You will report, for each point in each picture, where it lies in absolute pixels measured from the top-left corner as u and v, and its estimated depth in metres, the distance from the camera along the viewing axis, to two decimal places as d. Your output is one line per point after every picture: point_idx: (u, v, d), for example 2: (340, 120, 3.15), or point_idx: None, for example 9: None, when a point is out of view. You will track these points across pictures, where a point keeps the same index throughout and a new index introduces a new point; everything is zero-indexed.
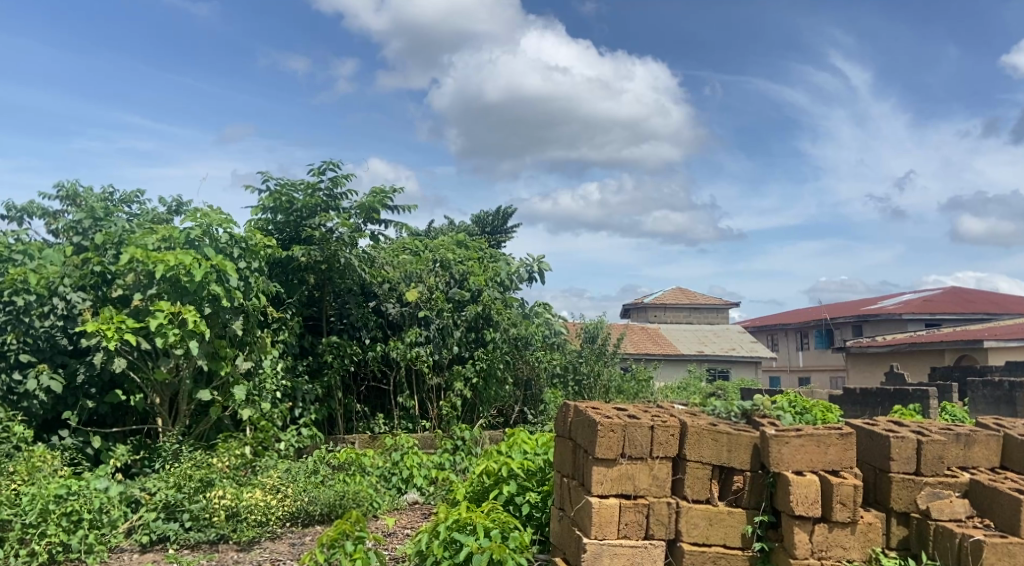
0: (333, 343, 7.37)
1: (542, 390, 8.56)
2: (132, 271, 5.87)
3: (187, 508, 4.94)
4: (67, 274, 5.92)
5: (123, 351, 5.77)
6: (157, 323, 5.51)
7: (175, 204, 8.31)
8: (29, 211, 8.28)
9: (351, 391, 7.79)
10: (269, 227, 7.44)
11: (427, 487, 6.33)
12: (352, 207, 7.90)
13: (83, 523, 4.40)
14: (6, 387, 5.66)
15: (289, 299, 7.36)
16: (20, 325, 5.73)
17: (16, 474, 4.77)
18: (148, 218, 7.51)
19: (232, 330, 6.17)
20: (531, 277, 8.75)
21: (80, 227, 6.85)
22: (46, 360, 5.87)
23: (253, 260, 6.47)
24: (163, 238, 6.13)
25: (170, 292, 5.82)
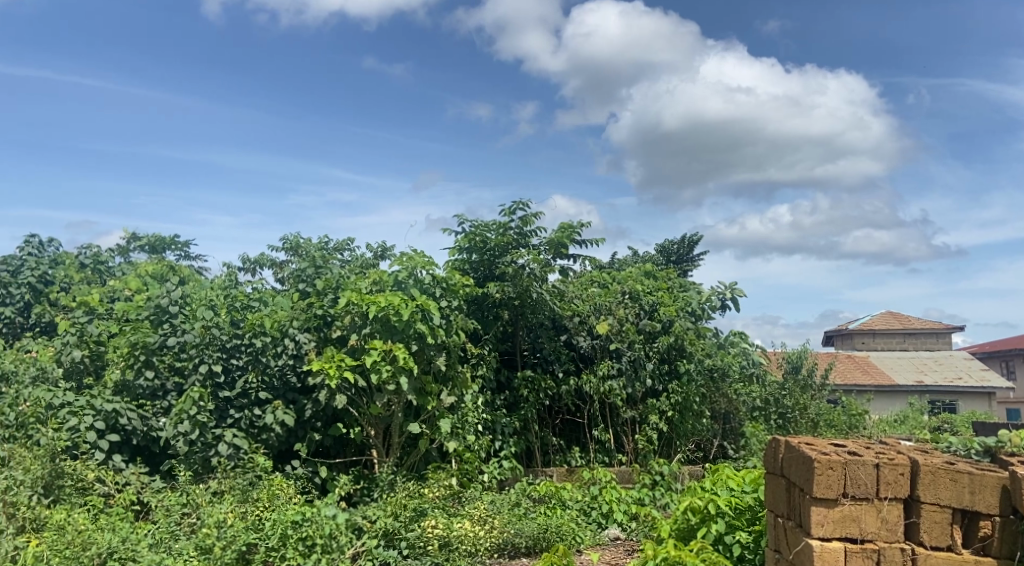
0: (528, 378, 7.56)
1: (742, 424, 8.22)
2: (348, 313, 6.40)
3: (403, 536, 5.21)
4: (295, 317, 6.56)
5: (343, 389, 6.31)
6: (372, 360, 5.98)
7: (380, 249, 9.01)
8: (260, 262, 9.33)
9: (547, 424, 7.88)
10: (465, 267, 7.82)
11: (628, 522, 6.24)
12: (540, 244, 8.11)
13: (316, 548, 4.76)
14: (248, 421, 6.33)
15: (486, 334, 7.63)
16: (259, 364, 6.43)
17: (258, 501, 5.30)
18: (358, 264, 8.18)
19: (436, 366, 6.53)
20: (724, 305, 8.47)
21: (304, 274, 7.59)
22: (279, 396, 6.53)
23: (453, 299, 6.82)
24: (374, 281, 6.66)
25: (381, 332, 6.24)
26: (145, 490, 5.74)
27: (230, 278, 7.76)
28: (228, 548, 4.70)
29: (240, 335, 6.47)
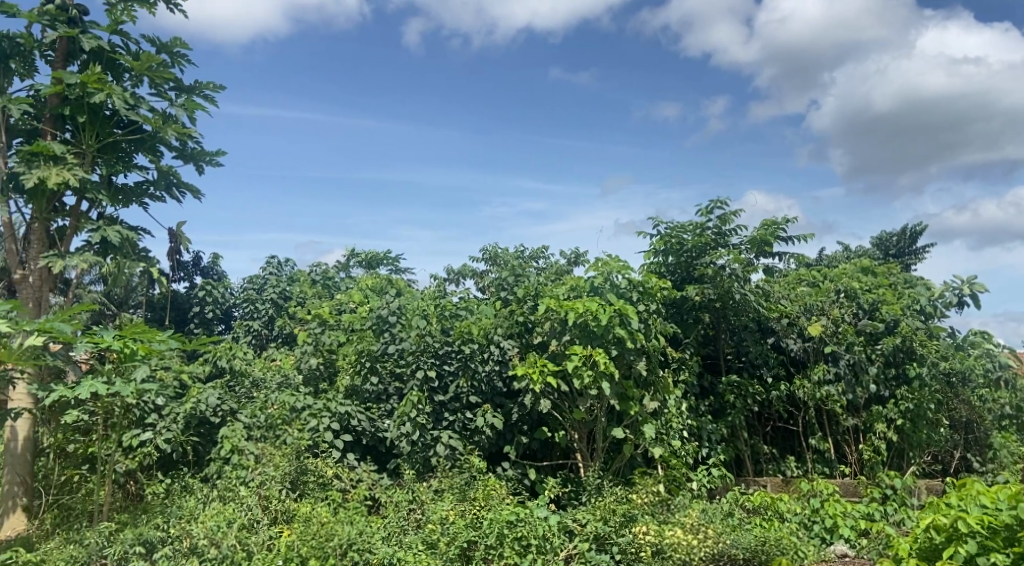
0: (734, 383, 7.25)
1: (989, 434, 7.35)
2: (547, 319, 6.51)
3: (615, 541, 5.20)
4: (500, 324, 6.87)
5: (546, 393, 6.43)
6: (573, 366, 6.05)
7: (575, 255, 9.12)
8: (463, 273, 9.80)
9: (757, 431, 7.53)
10: (662, 270, 7.67)
11: (857, 539, 5.78)
12: (741, 243, 7.76)
13: (531, 549, 4.95)
14: (462, 423, 6.65)
15: (687, 338, 7.43)
16: (469, 370, 6.72)
17: (476, 500, 5.52)
18: (554, 271, 8.33)
19: (637, 370, 6.44)
20: (961, 301, 7.60)
21: (505, 283, 7.84)
22: (488, 400, 6.80)
23: (651, 303, 6.70)
24: (572, 288, 6.76)
25: (580, 337, 6.29)
26: (375, 487, 6.20)
27: (438, 288, 8.21)
28: (451, 544, 4.95)
29: (450, 342, 6.80)
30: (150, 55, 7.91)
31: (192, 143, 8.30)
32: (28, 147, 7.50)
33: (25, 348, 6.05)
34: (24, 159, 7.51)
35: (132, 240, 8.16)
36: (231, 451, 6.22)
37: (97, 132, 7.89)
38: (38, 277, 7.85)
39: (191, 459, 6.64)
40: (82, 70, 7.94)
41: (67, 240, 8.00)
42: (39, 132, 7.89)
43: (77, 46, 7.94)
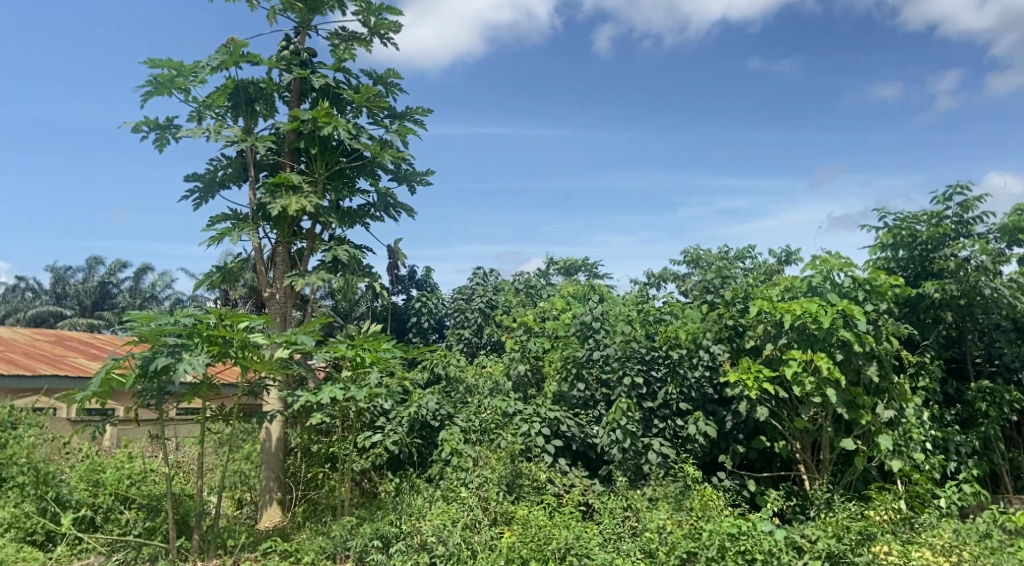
0: (985, 389, 6.45)
1: None
2: (761, 323, 6.22)
3: (852, 560, 4.74)
4: (708, 329, 6.59)
5: (764, 400, 6.15)
6: (793, 372, 5.67)
7: (785, 254, 8.64)
8: (664, 277, 9.63)
9: (1015, 445, 6.77)
10: (891, 265, 7.02)
11: None
12: (989, 232, 6.89)
13: (757, 564, 4.73)
14: (673, 431, 6.51)
15: (925, 340, 6.70)
16: (677, 376, 6.56)
17: (693, 510, 5.39)
18: (763, 272, 7.93)
19: (867, 376, 5.95)
20: None
21: (711, 286, 7.51)
22: (699, 407, 6.64)
23: (881, 303, 6.14)
24: (787, 288, 6.42)
25: (800, 341, 5.89)
26: (589, 492, 6.24)
27: (642, 293, 8.13)
28: (672, 554, 4.87)
29: (657, 347, 6.69)
30: (368, 87, 8.62)
31: (407, 166, 8.91)
32: (272, 179, 8.47)
33: (276, 358, 6.81)
34: (269, 190, 8.48)
35: (358, 258, 8.92)
36: (451, 453, 6.58)
37: (326, 162, 8.72)
38: (283, 294, 8.81)
39: (416, 461, 7.08)
40: (312, 106, 8.83)
41: (305, 261, 8.92)
42: (279, 165, 8.88)
43: (307, 86, 8.84)
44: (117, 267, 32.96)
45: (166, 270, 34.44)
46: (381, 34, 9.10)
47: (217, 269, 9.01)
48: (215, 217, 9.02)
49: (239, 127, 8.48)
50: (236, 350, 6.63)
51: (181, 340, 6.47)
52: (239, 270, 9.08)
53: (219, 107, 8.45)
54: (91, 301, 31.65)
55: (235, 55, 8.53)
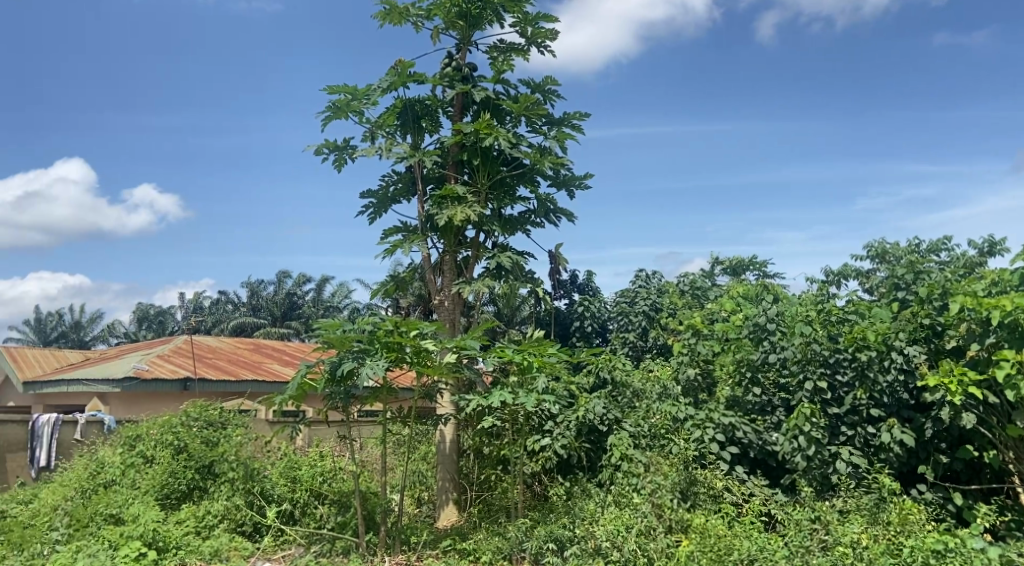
0: None
1: None
2: (963, 320, 5.67)
3: None
4: (901, 329, 6.11)
5: (969, 405, 5.63)
6: (1004, 374, 5.11)
7: (988, 245, 7.80)
8: (845, 274, 9.01)
9: None
10: None
11: None
12: None
13: None
14: (863, 439, 6.07)
15: None
16: (866, 381, 6.08)
17: (890, 524, 4.99)
18: (961, 265, 7.20)
19: None
20: None
21: (901, 282, 6.91)
22: (893, 414, 6.12)
23: None
24: (992, 281, 5.79)
25: (1011, 340, 5.29)
26: (770, 503, 5.97)
27: (821, 292, 7.65)
28: None
29: (842, 349, 6.28)
30: (527, 96, 8.77)
31: (567, 171, 8.98)
32: (439, 192, 8.83)
33: (446, 362, 7.12)
34: (436, 202, 8.86)
35: (520, 264, 9.10)
36: (621, 458, 6.50)
37: (489, 172, 8.97)
38: (451, 301, 9.15)
39: (585, 465, 7.08)
40: (474, 119, 9.12)
41: (471, 268, 9.22)
42: (445, 178, 9.24)
43: (469, 99, 9.14)
44: (302, 280, 35.72)
45: (344, 282, 36.88)
46: (538, 43, 9.24)
47: (391, 279, 9.51)
48: (387, 230, 9.55)
49: (408, 143, 8.93)
50: (412, 355, 6.97)
51: (363, 346, 6.91)
52: (411, 280, 9.54)
53: (390, 125, 8.95)
54: (281, 311, 34.50)
55: (403, 75, 9.01)
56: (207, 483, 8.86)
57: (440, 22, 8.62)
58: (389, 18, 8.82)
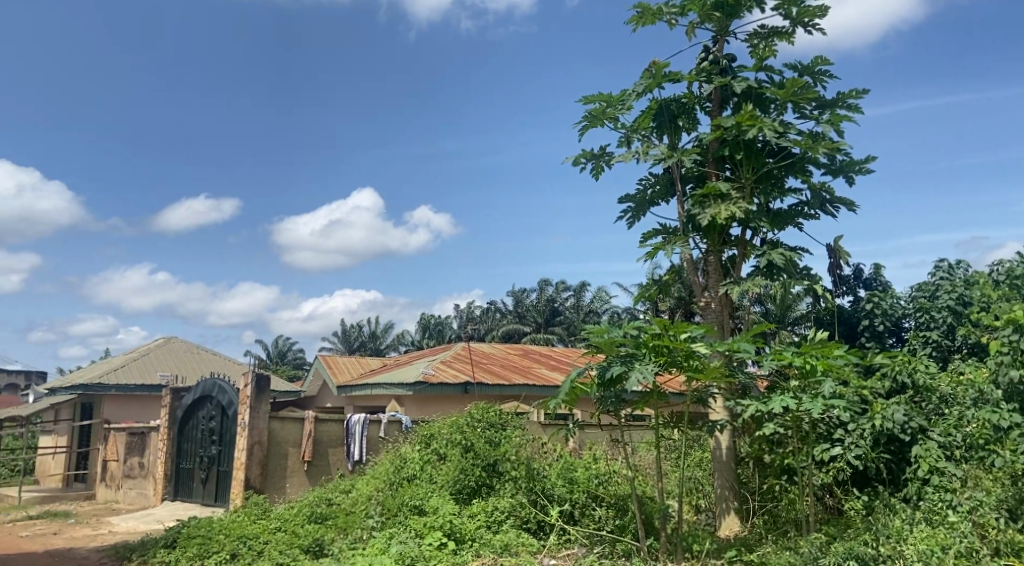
0: None
1: None
2: None
3: None
4: None
5: None
6: None
7: None
8: None
9: None
10: None
11: None
12: None
13: None
14: None
15: None
16: None
17: None
18: None
19: None
20: None
21: None
22: None
23: None
24: None
25: None
26: None
27: None
28: None
29: None
30: (794, 80, 8.20)
31: (843, 156, 8.23)
32: (700, 191, 8.54)
33: (717, 365, 6.83)
34: (697, 202, 8.58)
35: (794, 261, 8.48)
36: (929, 472, 5.96)
37: (754, 165, 8.51)
38: (719, 303, 8.83)
39: (886, 478, 6.37)
40: (735, 111, 8.73)
41: (739, 267, 8.81)
42: (705, 175, 8.94)
43: (728, 91, 8.78)
44: (562, 286, 36.94)
45: (602, 286, 37.48)
46: (805, 22, 8.61)
47: (654, 283, 9.39)
48: (646, 234, 9.49)
49: (665, 144, 8.79)
50: (681, 359, 6.82)
51: (631, 350, 6.91)
52: (674, 282, 9.36)
53: (645, 128, 8.86)
54: (544, 318, 35.93)
55: (658, 76, 8.90)
56: (494, 480, 9.41)
57: (695, 16, 8.39)
58: (642, 21, 8.78)
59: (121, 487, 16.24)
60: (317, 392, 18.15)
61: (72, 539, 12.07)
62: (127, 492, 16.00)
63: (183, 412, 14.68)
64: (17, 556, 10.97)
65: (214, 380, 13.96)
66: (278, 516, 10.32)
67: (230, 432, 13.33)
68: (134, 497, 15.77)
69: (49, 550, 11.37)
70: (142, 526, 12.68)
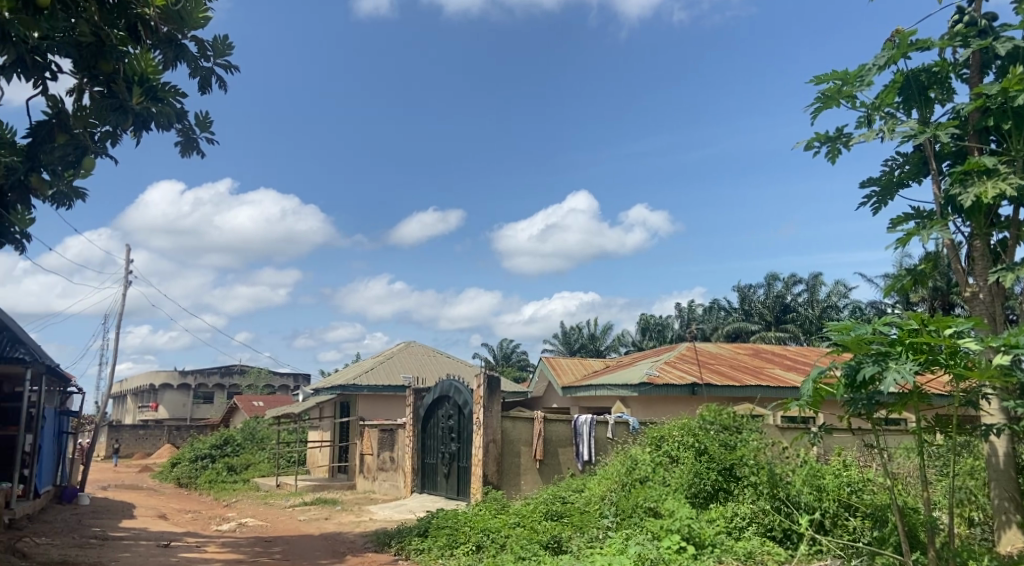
0: None
1: None
2: None
3: None
4: None
5: None
6: None
7: None
8: None
9: None
10: None
11: None
12: None
13: None
14: None
15: None
16: None
17: None
18: None
19: None
20: None
21: None
22: None
23: None
24: None
25: None
26: None
27: None
28: None
29: None
30: None
31: None
32: (960, 167, 7.62)
33: (995, 364, 6.01)
34: (957, 180, 7.65)
35: None
36: None
37: None
38: (988, 293, 7.78)
39: None
40: (1000, 76, 7.68)
41: (1012, 252, 7.71)
42: (965, 150, 7.95)
43: (990, 54, 7.74)
44: (792, 281, 34.82)
45: (838, 279, 34.79)
46: None
47: (906, 273, 8.47)
48: (896, 220, 8.62)
49: (915, 120, 7.92)
50: (946, 357, 6.09)
51: (884, 348, 6.25)
52: (932, 271, 8.40)
53: (889, 105, 8.06)
54: (774, 315, 34.14)
55: (902, 46, 8.07)
56: (732, 485, 9.05)
57: None
58: None
59: (376, 478, 17.87)
60: (543, 393, 18.63)
61: (340, 524, 13.50)
62: (382, 483, 17.57)
63: (425, 412, 15.84)
64: (298, 537, 12.50)
65: (451, 382, 14.90)
66: (516, 512, 10.74)
67: (468, 430, 14.16)
68: (388, 488, 17.28)
69: (323, 533, 12.80)
70: (397, 516, 13.85)
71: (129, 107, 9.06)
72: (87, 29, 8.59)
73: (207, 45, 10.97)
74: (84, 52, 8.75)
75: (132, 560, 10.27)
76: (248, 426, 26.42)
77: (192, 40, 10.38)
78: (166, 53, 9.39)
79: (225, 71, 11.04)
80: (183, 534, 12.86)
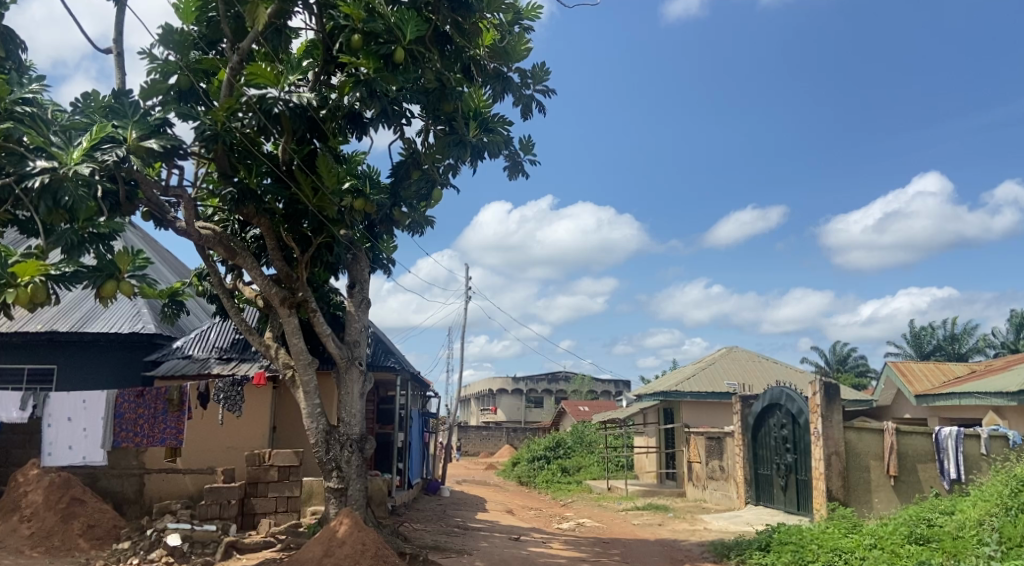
0: None
1: None
2: None
3: None
4: None
5: None
6: None
7: None
8: None
9: None
10: None
11: None
12: None
13: None
14: None
15: None
16: None
17: None
18: None
19: None
20: None
21: None
22: None
23: None
24: None
25: None
26: None
27: None
28: None
29: None
30: None
31: None
32: None
33: None
34: None
35: None
36: None
37: None
38: None
39: None
40: None
41: None
42: None
43: None
44: None
45: None
46: None
47: None
48: None
49: None
50: None
51: None
52: None
53: None
54: None
55: None
56: None
57: None
58: None
59: (706, 487, 17.48)
60: (891, 402, 16.64)
61: (675, 531, 13.41)
62: (713, 492, 17.13)
63: (755, 420, 15.12)
64: (634, 541, 12.67)
65: (782, 389, 14.08)
66: (871, 532, 9.70)
67: (805, 440, 13.22)
68: (720, 498, 16.79)
69: (658, 539, 12.83)
70: (733, 527, 13.38)
71: (468, 140, 10.10)
72: (432, 76, 9.38)
73: (528, 74, 11.77)
74: (431, 97, 9.64)
75: (491, 550, 11.28)
76: (578, 430, 27.66)
77: (515, 72, 11.23)
78: (495, 86, 10.25)
79: (543, 96, 11.74)
80: (529, 529, 13.84)
